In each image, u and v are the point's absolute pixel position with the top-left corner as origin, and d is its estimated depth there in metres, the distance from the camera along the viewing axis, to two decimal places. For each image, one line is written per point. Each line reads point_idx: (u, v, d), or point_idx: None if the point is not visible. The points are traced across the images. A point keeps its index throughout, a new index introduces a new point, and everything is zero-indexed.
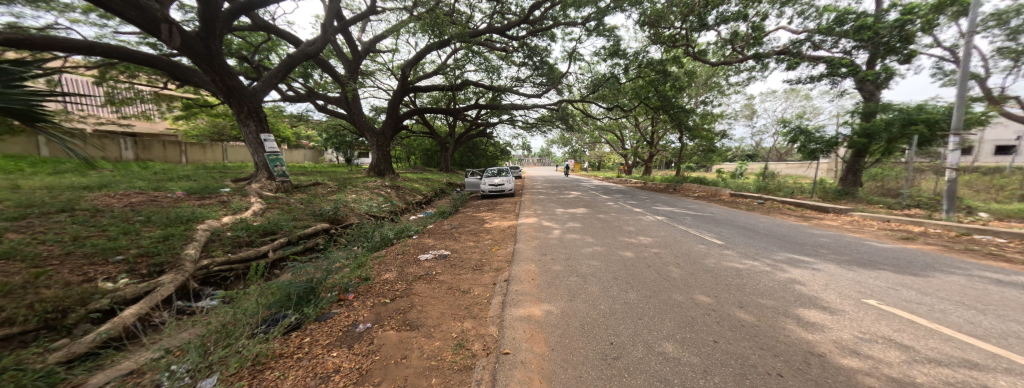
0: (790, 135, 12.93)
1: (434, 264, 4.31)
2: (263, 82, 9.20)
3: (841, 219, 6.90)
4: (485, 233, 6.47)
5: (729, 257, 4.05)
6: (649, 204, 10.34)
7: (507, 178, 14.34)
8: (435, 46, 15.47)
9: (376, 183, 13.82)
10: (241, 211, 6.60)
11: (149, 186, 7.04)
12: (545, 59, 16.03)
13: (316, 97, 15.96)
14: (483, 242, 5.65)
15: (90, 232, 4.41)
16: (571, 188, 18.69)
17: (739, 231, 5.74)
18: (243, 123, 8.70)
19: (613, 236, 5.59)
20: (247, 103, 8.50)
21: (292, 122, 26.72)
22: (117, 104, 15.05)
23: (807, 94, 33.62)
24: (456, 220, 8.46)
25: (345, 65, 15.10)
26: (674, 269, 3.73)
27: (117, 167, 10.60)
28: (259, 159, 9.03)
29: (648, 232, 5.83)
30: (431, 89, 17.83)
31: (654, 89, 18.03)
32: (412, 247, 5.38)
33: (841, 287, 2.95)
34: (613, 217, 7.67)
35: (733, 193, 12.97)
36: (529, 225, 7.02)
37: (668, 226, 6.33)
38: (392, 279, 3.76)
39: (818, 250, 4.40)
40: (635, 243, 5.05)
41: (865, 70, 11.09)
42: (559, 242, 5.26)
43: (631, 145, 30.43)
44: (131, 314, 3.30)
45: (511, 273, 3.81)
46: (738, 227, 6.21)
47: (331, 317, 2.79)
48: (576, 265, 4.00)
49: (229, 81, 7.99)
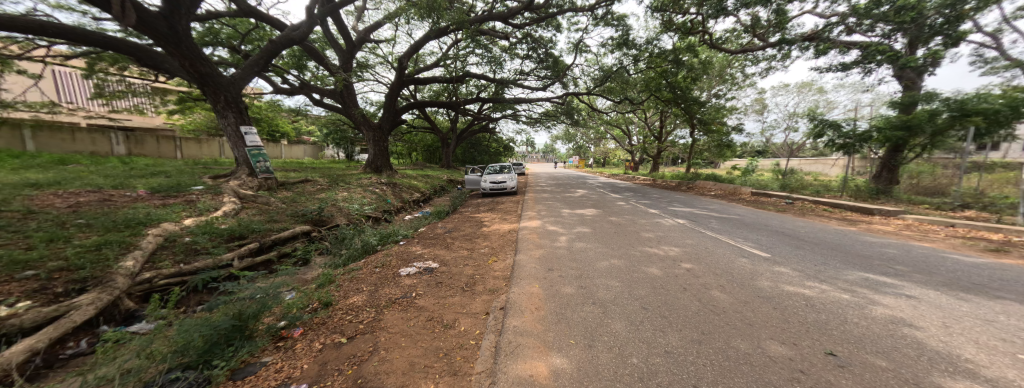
0: (817, 128, 11.92)
1: (416, 283, 3.52)
2: (242, 69, 8.45)
3: (890, 224, 5.99)
4: (482, 239, 5.65)
5: (785, 278, 3.19)
6: (663, 204, 9.47)
7: (509, 175, 13.53)
8: (434, 35, 14.63)
9: (371, 180, 13.07)
10: (209, 212, 5.87)
11: (110, 183, 6.33)
12: (550, 50, 15.12)
13: (310, 90, 15.27)
14: (478, 251, 4.85)
15: (4, 240, 3.66)
16: (577, 185, 17.86)
17: (780, 239, 4.87)
18: (221, 114, 8.00)
19: (631, 246, 4.75)
20: (223, 93, 7.78)
21: (291, 117, 26.12)
22: (106, 97, 14.50)
23: (822, 87, 32.33)
24: (452, 222, 7.66)
25: (338, 55, 14.32)
26: (719, 295, 2.88)
27: (94, 161, 9.99)
28: (240, 154, 8.34)
29: (671, 240, 4.99)
30: (430, 81, 17.02)
31: (665, 80, 16.99)
32: (396, 257, 4.60)
33: (971, 333, 2.09)
34: (626, 221, 6.80)
35: (754, 191, 12.02)
36: (532, 229, 6.20)
37: (693, 232, 5.46)
38: (358, 305, 2.98)
39: (893, 266, 3.52)
40: (658, 255, 4.21)
41: (907, 56, 10.00)
42: (567, 253, 4.44)
43: (638, 140, 29.39)
44: (19, 352, 2.50)
45: (509, 298, 3.01)
46: (774, 233, 5.35)
47: (255, 371, 1.99)
48: (591, 286, 3.18)
49: (202, 68, 7.25)
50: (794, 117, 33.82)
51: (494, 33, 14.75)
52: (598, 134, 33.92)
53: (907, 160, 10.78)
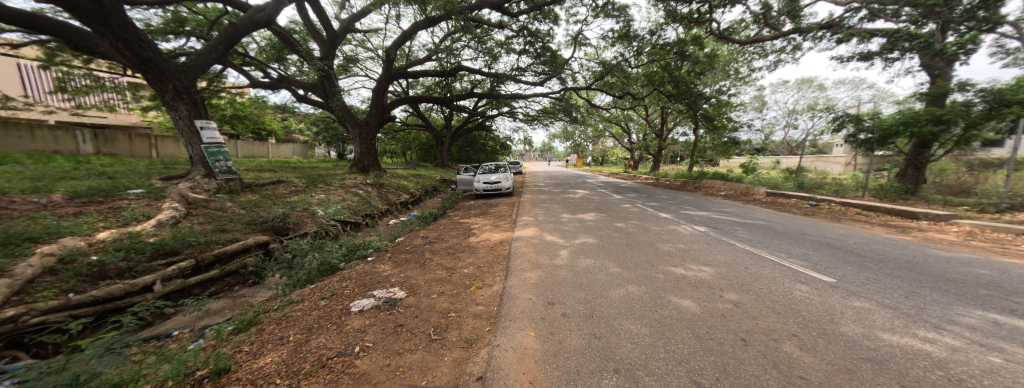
0: (837, 122, 11.12)
1: (368, 326, 2.56)
2: (196, 56, 7.45)
3: (948, 232, 5.10)
4: (467, 254, 4.66)
5: (883, 322, 2.24)
6: (673, 207, 8.56)
7: (503, 175, 12.60)
8: (423, 24, 13.63)
9: (354, 180, 12.09)
10: (139, 222, 4.89)
11: (22, 187, 5.27)
12: (548, 42, 14.19)
13: (290, 83, 14.17)
14: (459, 271, 3.90)
15: None
16: (576, 184, 16.96)
17: (834, 254, 3.94)
18: (170, 106, 6.98)
19: (648, 264, 3.79)
20: (171, 81, 6.75)
21: (277, 114, 24.97)
22: (69, 92, 13.35)
23: (821, 84, 31.86)
24: (436, 230, 6.74)
25: (319, 46, 13.26)
26: (801, 356, 1.93)
27: (36, 162, 8.85)
28: (195, 152, 7.35)
29: (696, 254, 4.08)
30: (421, 75, 16.01)
31: (669, 74, 16.08)
32: (355, 280, 3.62)
33: None
34: (636, 229, 5.84)
35: (769, 191, 11.13)
36: (526, 240, 5.26)
37: (721, 244, 4.51)
38: (266, 373, 2.00)
39: (1012, 299, 2.61)
40: (688, 279, 3.26)
41: (939, 41, 9.17)
42: (570, 275, 3.51)
43: (637, 138, 28.60)
44: None
45: (493, 359, 2.05)
46: (819, 244, 4.42)
47: None
48: (608, 337, 2.24)
49: (140, 50, 6.22)
50: (795, 115, 33.35)
51: (486, 22, 13.76)
52: (596, 133, 33.05)
53: (937, 155, 9.94)
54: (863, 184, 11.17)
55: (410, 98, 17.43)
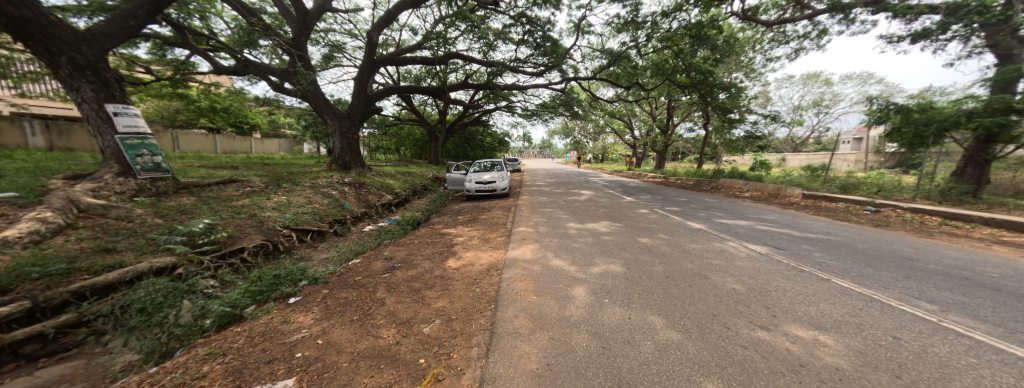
0: (880, 114, 9.80)
1: None
2: (107, 24, 5.96)
3: None
4: (436, 291, 3.22)
5: None
6: (701, 214, 7.10)
7: (499, 174, 11.12)
8: (410, 4, 12.02)
9: (330, 179, 10.63)
10: None
11: None
12: (548, 27, 12.69)
13: (259, 70, 12.58)
14: (416, 334, 2.42)
15: None
16: (580, 184, 15.45)
17: (1009, 305, 2.48)
18: (70, 86, 5.51)
19: (718, 324, 2.34)
20: (65, 52, 5.27)
21: (259, 107, 23.31)
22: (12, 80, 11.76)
23: (830, 80, 30.64)
24: (410, 245, 5.27)
25: (289, 27, 11.67)
26: None
27: None
28: (107, 144, 5.86)
29: (787, 302, 2.62)
30: (410, 63, 14.37)
31: (683, 61, 14.51)
32: (234, 356, 2.12)
33: None
34: (671, 249, 4.37)
35: (804, 192, 9.70)
36: (523, 267, 3.79)
37: (812, 281, 3.01)
38: None
39: None
40: (814, 372, 1.77)
41: (1019, 15, 7.63)
42: (599, 356, 2.02)
43: (642, 133, 27.07)
44: None
45: None
46: (959, 282, 2.97)
47: None
48: None
49: (10, 8, 4.72)
50: (800, 110, 32.16)
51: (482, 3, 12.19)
52: (597, 129, 31.65)
53: (1004, 151, 8.48)
54: (910, 185, 9.72)
55: (399, 89, 15.80)
